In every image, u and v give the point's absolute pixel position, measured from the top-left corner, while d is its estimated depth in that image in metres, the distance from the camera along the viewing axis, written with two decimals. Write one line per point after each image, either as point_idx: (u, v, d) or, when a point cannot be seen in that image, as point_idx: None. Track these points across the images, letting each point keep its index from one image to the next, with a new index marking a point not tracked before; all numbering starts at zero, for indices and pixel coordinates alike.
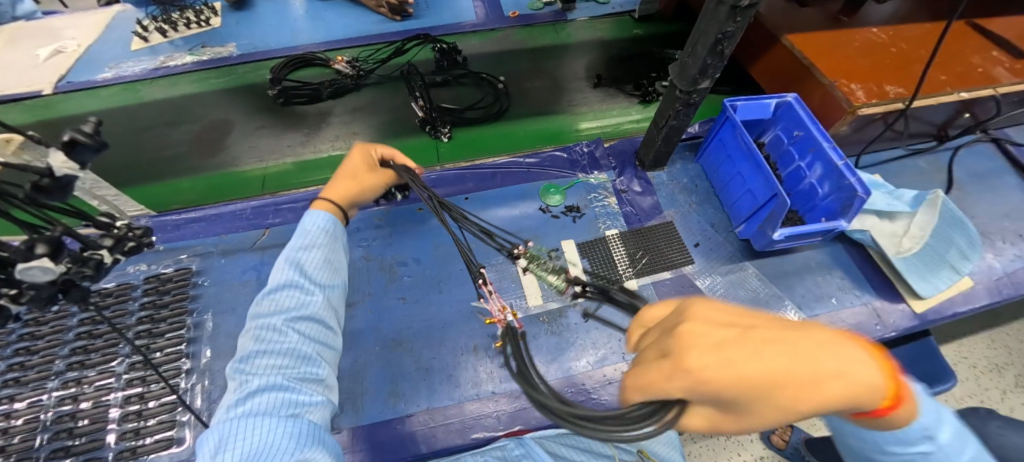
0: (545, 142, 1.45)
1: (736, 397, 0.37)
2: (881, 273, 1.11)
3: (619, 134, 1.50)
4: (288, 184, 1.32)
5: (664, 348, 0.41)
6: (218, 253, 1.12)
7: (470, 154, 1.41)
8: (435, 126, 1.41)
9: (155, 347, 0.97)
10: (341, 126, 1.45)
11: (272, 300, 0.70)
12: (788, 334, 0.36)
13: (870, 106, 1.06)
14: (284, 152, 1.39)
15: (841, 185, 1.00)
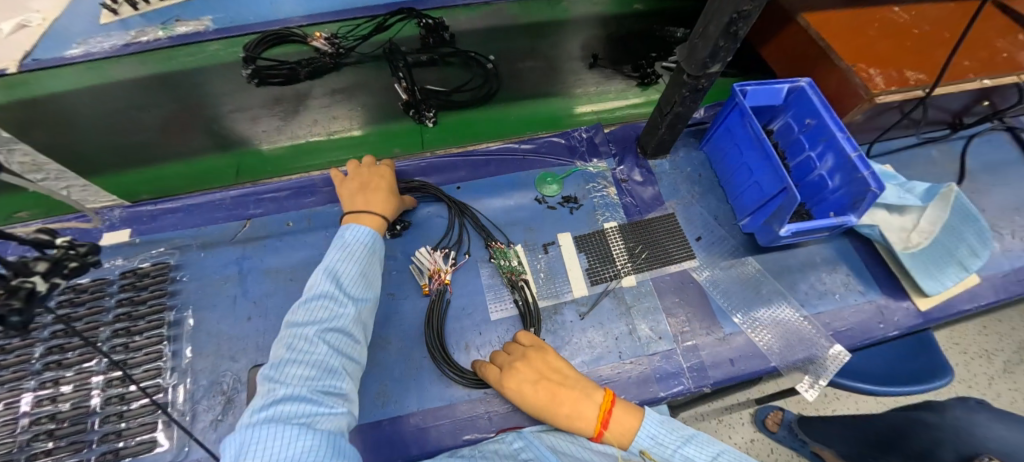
0: (534, 128, 1.42)
1: (546, 397, 0.76)
2: (888, 269, 1.07)
3: (614, 119, 1.47)
4: (272, 170, 1.34)
5: (514, 366, 0.81)
6: (197, 246, 1.07)
7: (455, 139, 1.39)
8: (418, 111, 1.38)
9: (134, 346, 0.94)
10: (318, 107, 1.44)
11: (307, 308, 0.71)
12: (561, 383, 0.76)
13: (889, 94, 0.99)
14: (258, 137, 1.40)
15: (853, 179, 0.94)
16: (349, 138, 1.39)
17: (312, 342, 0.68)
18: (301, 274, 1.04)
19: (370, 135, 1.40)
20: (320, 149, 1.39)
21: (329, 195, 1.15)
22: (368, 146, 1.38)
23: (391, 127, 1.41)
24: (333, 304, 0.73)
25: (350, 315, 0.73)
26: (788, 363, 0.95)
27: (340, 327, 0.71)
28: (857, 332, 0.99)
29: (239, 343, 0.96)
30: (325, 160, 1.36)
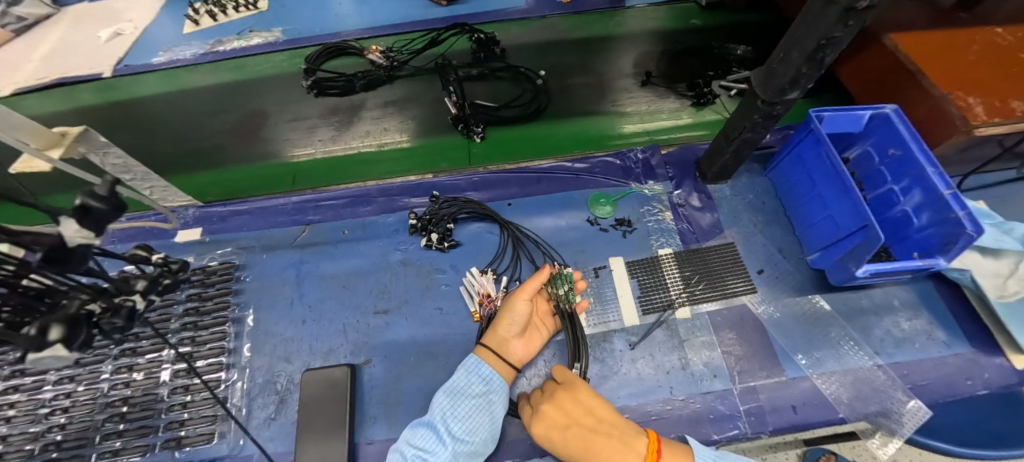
0: (584, 147, 1.36)
1: (578, 451, 0.74)
2: (979, 320, 0.96)
3: (669, 141, 1.37)
4: (321, 181, 1.31)
5: (539, 414, 0.78)
6: (260, 248, 1.13)
7: (503, 156, 1.34)
8: (467, 126, 1.35)
9: (200, 340, 1.00)
10: (371, 121, 1.43)
11: (465, 383, 0.81)
12: (590, 440, 0.72)
13: (993, 126, 0.89)
14: (314, 145, 1.39)
15: (944, 219, 0.86)
16: (398, 151, 1.36)
17: (473, 405, 0.79)
18: (354, 282, 1.07)
19: (418, 148, 1.37)
20: (369, 163, 1.34)
21: (382, 205, 1.17)
22: (416, 160, 1.34)
23: (440, 142, 1.37)
24: (495, 374, 0.83)
25: (503, 395, 0.82)
26: (859, 415, 0.87)
27: (495, 402, 0.81)
28: (942, 388, 0.90)
29: (293, 345, 1.00)
30: (373, 173, 1.32)
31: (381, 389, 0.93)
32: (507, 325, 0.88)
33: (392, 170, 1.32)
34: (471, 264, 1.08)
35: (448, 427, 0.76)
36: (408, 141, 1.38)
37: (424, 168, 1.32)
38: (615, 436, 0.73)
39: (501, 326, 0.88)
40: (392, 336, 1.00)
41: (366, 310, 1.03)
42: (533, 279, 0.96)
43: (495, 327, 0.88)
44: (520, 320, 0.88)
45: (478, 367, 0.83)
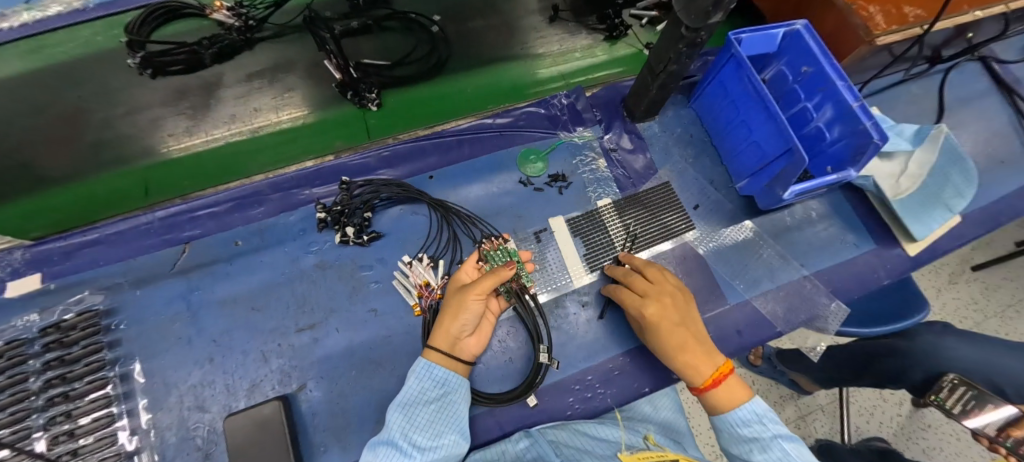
0: (494, 102, 1.25)
1: (656, 344, 0.76)
2: (879, 217, 1.06)
3: (588, 82, 1.31)
4: (182, 187, 1.10)
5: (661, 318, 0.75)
6: (129, 284, 0.90)
7: (405, 123, 1.20)
8: (359, 93, 1.17)
9: (77, 414, 0.79)
10: (235, 97, 1.20)
11: (418, 387, 0.71)
12: (702, 361, 0.72)
13: (890, 34, 0.93)
14: (166, 142, 1.14)
15: (854, 131, 0.88)
16: (275, 135, 1.17)
17: (433, 410, 0.69)
18: (263, 301, 0.90)
19: (302, 129, 1.18)
20: (242, 154, 1.14)
21: (278, 203, 0.98)
22: (302, 142, 1.16)
23: (328, 116, 1.19)
24: (451, 373, 0.73)
25: (464, 391, 0.74)
26: (792, 325, 0.95)
27: (456, 402, 0.72)
28: (854, 285, 1.00)
29: (205, 389, 0.84)
30: (252, 167, 1.13)
31: (325, 413, 0.82)
32: (458, 323, 0.76)
33: (274, 160, 1.14)
34: (400, 254, 0.96)
35: (410, 440, 0.65)
36: (288, 121, 1.19)
37: (316, 150, 1.16)
38: (681, 346, 0.73)
39: (452, 324, 0.76)
40: (326, 352, 0.87)
41: (287, 330, 0.88)
42: (471, 266, 0.85)
43: (444, 328, 0.76)
44: (473, 317, 0.78)
45: (430, 370, 0.73)
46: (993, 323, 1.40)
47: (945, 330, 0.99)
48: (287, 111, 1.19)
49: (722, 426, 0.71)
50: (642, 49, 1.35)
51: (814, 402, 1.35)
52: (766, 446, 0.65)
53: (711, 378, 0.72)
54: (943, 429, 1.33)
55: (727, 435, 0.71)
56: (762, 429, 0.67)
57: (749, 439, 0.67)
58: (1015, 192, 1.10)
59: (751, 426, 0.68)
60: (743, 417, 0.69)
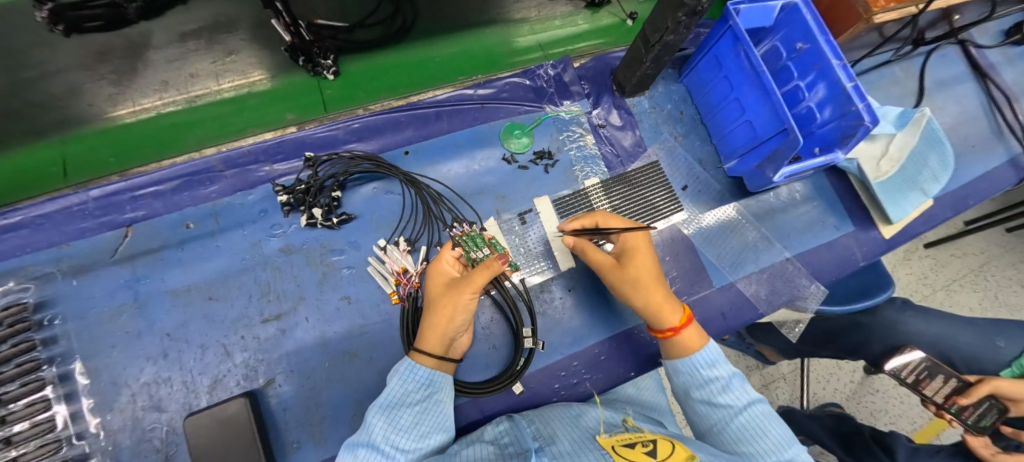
0: (465, 73, 1.16)
1: (623, 283, 0.77)
2: (858, 200, 1.07)
3: (565, 51, 1.23)
4: (109, 164, 1.00)
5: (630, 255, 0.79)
6: (64, 273, 0.80)
7: (366, 95, 1.10)
8: (312, 59, 1.04)
9: (12, 420, 0.72)
10: (165, 60, 1.07)
11: (403, 388, 0.68)
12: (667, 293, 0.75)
13: (888, 11, 0.90)
14: (97, 111, 1.02)
15: (845, 112, 0.85)
16: (214, 106, 1.06)
17: (417, 411, 0.66)
18: (222, 289, 0.82)
19: (247, 98, 1.07)
20: (177, 128, 1.03)
21: (234, 181, 0.88)
22: (248, 113, 1.06)
23: (277, 85, 1.08)
24: (437, 373, 0.70)
25: (449, 392, 0.71)
26: (773, 307, 0.97)
27: (441, 401, 0.69)
28: (833, 267, 1.01)
29: (161, 387, 0.77)
30: (188, 142, 1.02)
31: (297, 408, 0.78)
32: (453, 325, 0.72)
33: (217, 134, 1.04)
34: (374, 238, 0.89)
35: (392, 443, 0.62)
36: (230, 89, 1.08)
37: (263, 123, 1.06)
38: (652, 278, 0.76)
39: (447, 327, 0.72)
40: (296, 345, 0.81)
41: (251, 321, 0.81)
42: (450, 260, 0.78)
43: (438, 333, 0.72)
44: (468, 317, 0.74)
45: (414, 370, 0.69)
46: (939, 296, 1.40)
47: (906, 305, 1.04)
48: (230, 78, 1.08)
49: (685, 370, 0.72)
50: (625, 19, 1.28)
51: (777, 371, 1.35)
52: (726, 386, 0.69)
53: (684, 318, 0.74)
54: (889, 394, 1.35)
55: (688, 380, 0.72)
56: (724, 370, 0.70)
57: (711, 379, 0.70)
58: (981, 176, 1.13)
59: (714, 366, 0.70)
60: (706, 360, 0.71)
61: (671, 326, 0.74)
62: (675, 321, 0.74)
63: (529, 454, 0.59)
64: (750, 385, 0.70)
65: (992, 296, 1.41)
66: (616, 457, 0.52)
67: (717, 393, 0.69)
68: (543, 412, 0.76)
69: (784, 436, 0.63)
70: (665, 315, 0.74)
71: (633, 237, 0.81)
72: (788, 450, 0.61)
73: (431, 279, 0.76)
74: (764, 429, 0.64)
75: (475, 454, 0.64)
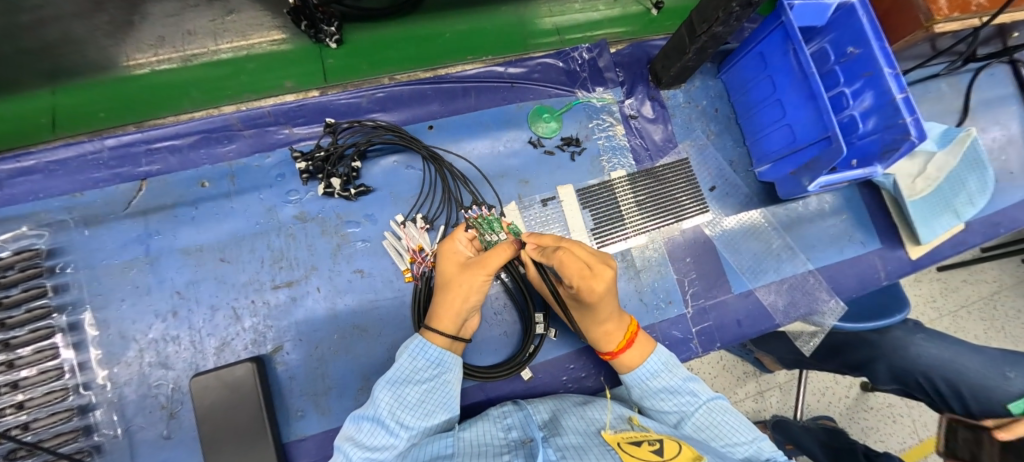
0: (475, 53, 1.10)
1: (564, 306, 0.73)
2: (888, 217, 1.03)
3: (581, 41, 1.16)
4: (97, 118, 0.96)
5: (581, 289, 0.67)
6: (76, 221, 0.79)
7: (370, 67, 1.05)
8: (315, 25, 0.97)
9: (20, 365, 0.72)
10: (162, 14, 1.00)
11: (413, 364, 0.67)
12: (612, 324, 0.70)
13: (949, 22, 0.85)
14: (102, 59, 0.97)
15: (891, 125, 0.79)
16: (209, 67, 1.01)
17: (423, 389, 0.65)
18: (234, 251, 0.81)
19: (244, 62, 1.02)
20: (171, 87, 0.99)
21: (252, 142, 0.86)
22: (245, 78, 1.01)
23: (280, 51, 1.03)
24: (447, 353, 0.69)
25: (457, 373, 0.69)
26: (790, 318, 0.95)
27: (448, 382, 0.68)
28: (855, 283, 0.99)
29: (168, 345, 0.76)
30: (181, 103, 0.98)
31: (303, 377, 0.77)
32: (468, 304, 0.70)
33: (210, 97, 1.00)
34: (392, 213, 0.86)
35: (396, 418, 0.61)
36: (229, 51, 1.02)
37: (258, 90, 1.01)
38: (596, 314, 0.69)
39: (462, 306, 0.70)
40: (306, 314, 0.80)
41: (262, 286, 0.80)
42: (463, 241, 0.74)
43: (453, 313, 0.70)
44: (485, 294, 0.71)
45: (424, 349, 0.68)
46: (944, 321, 1.36)
47: (917, 328, 0.95)
48: (228, 38, 1.02)
49: (634, 385, 0.72)
50: (650, 9, 1.20)
51: (774, 380, 1.25)
52: (674, 391, 0.69)
53: (624, 342, 0.73)
54: (882, 412, 1.29)
55: (639, 392, 0.72)
56: (669, 376, 0.71)
57: (659, 388, 0.70)
58: (1017, 203, 1.09)
59: (658, 376, 0.71)
60: (652, 374, 0.71)
61: (608, 351, 0.74)
62: (611, 348, 0.74)
63: (535, 444, 0.56)
64: (696, 382, 0.71)
65: (997, 325, 1.37)
66: (623, 455, 0.50)
67: (668, 400, 0.69)
68: (548, 402, 0.74)
69: (741, 426, 0.65)
70: (603, 343, 0.74)
71: (591, 286, 0.62)
72: (747, 438, 0.63)
73: (440, 257, 0.73)
74: (721, 423, 0.65)
75: (477, 438, 0.62)
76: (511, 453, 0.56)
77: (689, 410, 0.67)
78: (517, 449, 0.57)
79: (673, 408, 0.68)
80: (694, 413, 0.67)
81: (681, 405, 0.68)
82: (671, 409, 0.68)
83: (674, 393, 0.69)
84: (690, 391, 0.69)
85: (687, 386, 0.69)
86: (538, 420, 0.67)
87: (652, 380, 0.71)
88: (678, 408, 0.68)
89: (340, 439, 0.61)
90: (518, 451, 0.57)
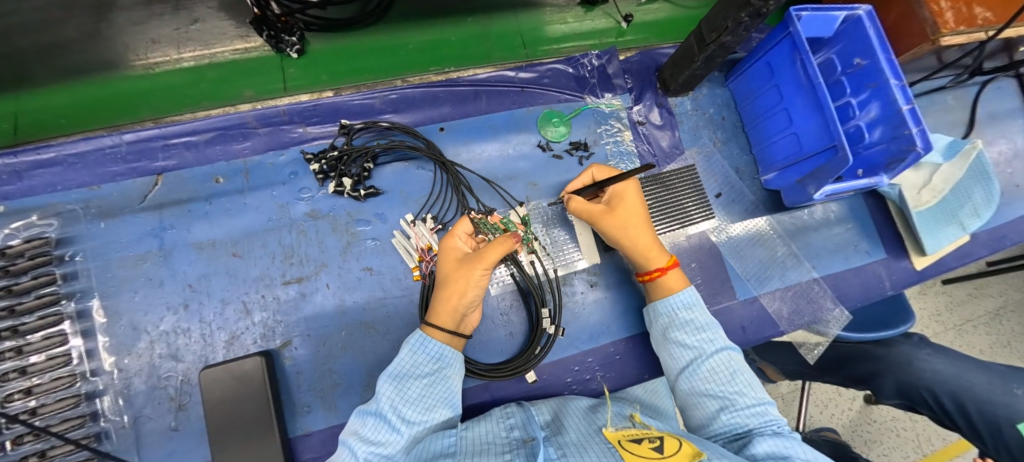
0: (438, 65, 1.07)
1: (604, 221, 0.78)
2: (894, 227, 1.04)
3: (541, 53, 1.13)
4: (59, 125, 0.93)
5: (620, 202, 0.79)
6: (92, 213, 0.80)
7: (330, 78, 1.03)
8: (276, 34, 0.96)
9: (29, 351, 0.73)
10: (127, 23, 0.97)
11: (413, 359, 0.67)
12: (650, 235, 0.78)
13: (956, 35, 0.86)
14: (84, 60, 0.95)
15: (897, 135, 0.80)
16: (173, 74, 0.98)
17: (424, 384, 0.65)
18: (245, 246, 0.82)
19: (206, 70, 1.00)
20: (136, 94, 0.96)
21: (267, 139, 0.87)
22: (205, 86, 0.99)
23: (241, 60, 1.01)
24: (447, 348, 0.69)
25: (458, 368, 0.70)
26: (796, 325, 0.96)
27: (449, 377, 0.68)
28: (859, 293, 0.99)
29: (178, 337, 0.77)
30: (141, 111, 0.96)
31: (310, 373, 0.78)
32: (466, 300, 0.71)
33: (169, 106, 0.97)
34: (402, 212, 0.88)
35: (398, 414, 0.61)
36: (191, 59, 0.99)
37: (215, 99, 0.99)
38: (640, 226, 0.77)
39: (459, 303, 0.70)
40: (315, 309, 0.81)
41: (272, 281, 0.81)
42: (460, 237, 0.75)
43: (449, 308, 0.70)
44: (479, 289, 0.72)
45: (425, 343, 0.69)
46: (949, 335, 1.36)
47: (923, 343, 0.95)
48: (190, 47, 0.99)
49: (663, 311, 0.75)
50: (619, 22, 1.16)
51: (776, 390, 1.25)
52: (701, 328, 0.71)
53: (668, 262, 0.78)
54: (886, 425, 1.28)
55: (666, 321, 0.74)
56: (701, 314, 0.72)
57: (687, 320, 0.72)
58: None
59: (690, 309, 0.73)
60: (684, 303, 0.73)
61: (659, 268, 0.77)
62: (660, 264, 0.77)
63: (536, 443, 0.57)
64: (722, 331, 0.72)
65: (1002, 339, 1.36)
66: (622, 452, 0.50)
67: (692, 334, 0.70)
68: (551, 403, 0.74)
69: (754, 383, 0.65)
70: (652, 258, 0.77)
71: (636, 189, 0.80)
72: (753, 394, 0.63)
73: (441, 255, 0.74)
74: (736, 372, 0.66)
75: (480, 437, 0.62)
76: (512, 452, 0.56)
77: (707, 352, 0.68)
78: (518, 448, 0.58)
79: (694, 345, 0.70)
80: (711, 357, 0.68)
81: (703, 346, 0.69)
82: (692, 343, 0.70)
83: (699, 333, 0.70)
84: (717, 337, 0.70)
85: (714, 330, 0.70)
86: (540, 419, 0.68)
87: (682, 309, 0.73)
88: (699, 347, 0.69)
89: (345, 434, 0.62)
90: (520, 449, 0.57)
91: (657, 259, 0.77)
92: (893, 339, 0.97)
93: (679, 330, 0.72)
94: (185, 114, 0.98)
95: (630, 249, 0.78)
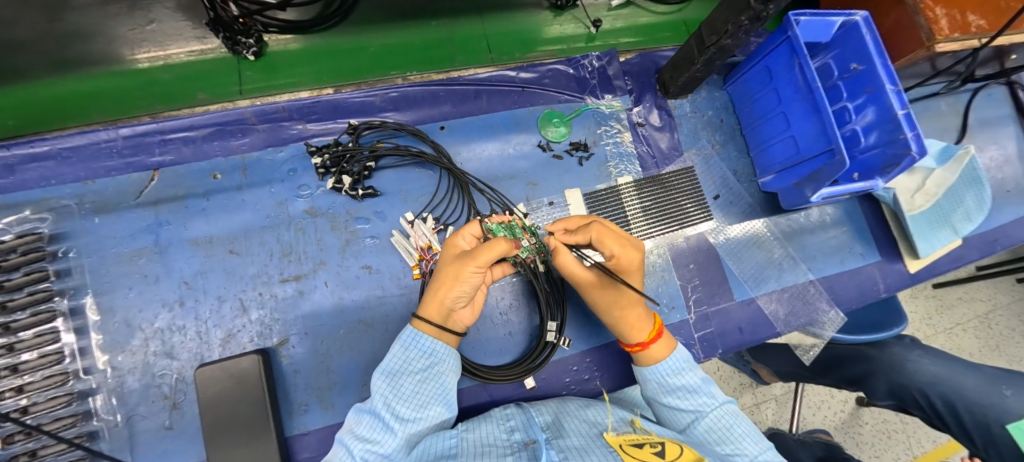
0: (398, 69, 1.06)
1: (586, 281, 0.74)
2: (888, 230, 1.05)
3: (506, 57, 1.12)
4: (10, 127, 0.92)
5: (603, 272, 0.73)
6: (88, 209, 0.79)
7: (288, 81, 1.03)
8: (232, 36, 0.94)
9: (21, 348, 0.72)
10: (85, 21, 0.95)
11: (407, 355, 0.67)
12: (633, 308, 0.73)
13: (950, 42, 0.87)
14: (56, 60, 0.93)
15: (892, 140, 0.81)
16: (128, 75, 0.96)
17: (418, 380, 0.65)
18: (243, 244, 0.81)
19: (161, 72, 0.98)
20: (104, 94, 0.95)
21: (265, 136, 0.87)
22: (158, 88, 0.98)
23: (199, 63, 1.00)
24: (438, 344, 0.69)
25: (453, 364, 0.70)
26: (792, 325, 0.96)
27: (443, 373, 0.68)
28: (855, 295, 1.00)
29: (174, 335, 0.76)
30: (89, 115, 0.94)
31: (307, 372, 0.78)
32: (455, 296, 0.69)
33: (118, 108, 0.95)
34: (402, 210, 0.87)
35: (392, 410, 0.61)
36: (145, 60, 0.98)
37: (174, 102, 0.98)
38: (621, 295, 0.73)
39: (449, 297, 0.69)
40: (313, 307, 0.81)
41: (270, 279, 0.81)
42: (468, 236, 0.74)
43: (438, 302, 0.69)
44: (471, 289, 0.70)
45: (416, 339, 0.68)
46: (941, 338, 1.38)
47: (915, 346, 0.96)
48: (145, 48, 0.98)
49: (651, 378, 0.72)
50: (588, 28, 1.16)
51: (770, 392, 1.26)
52: (693, 391, 0.68)
53: (653, 333, 0.73)
54: (877, 427, 1.29)
55: (655, 387, 0.71)
56: (690, 376, 0.69)
57: (677, 385, 0.69)
58: (1014, 223, 1.11)
59: (680, 374, 0.70)
60: (673, 369, 0.70)
61: (641, 341, 0.73)
62: (642, 337, 0.73)
63: (538, 446, 0.57)
64: (713, 386, 0.70)
65: (992, 343, 1.38)
66: (625, 457, 0.50)
67: (684, 398, 0.68)
68: (551, 404, 0.74)
69: (752, 432, 0.63)
70: (634, 330, 0.73)
71: (629, 253, 0.69)
72: (756, 447, 0.61)
73: (443, 251, 0.73)
74: (733, 426, 0.64)
75: (481, 439, 0.61)
76: (514, 455, 0.56)
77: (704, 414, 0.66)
78: (520, 451, 0.58)
79: (689, 411, 0.67)
80: (708, 420, 0.65)
81: (697, 409, 0.66)
82: (686, 411, 0.67)
83: (692, 398, 0.67)
84: (710, 397, 0.68)
85: (706, 389, 0.68)
86: (540, 421, 0.68)
87: (671, 376, 0.70)
88: (694, 410, 0.66)
89: (342, 432, 0.62)
90: (521, 453, 0.57)
91: (641, 332, 0.73)
92: (886, 341, 0.98)
93: (669, 396, 0.69)
94: (177, 110, 0.98)
95: (609, 314, 0.75)
